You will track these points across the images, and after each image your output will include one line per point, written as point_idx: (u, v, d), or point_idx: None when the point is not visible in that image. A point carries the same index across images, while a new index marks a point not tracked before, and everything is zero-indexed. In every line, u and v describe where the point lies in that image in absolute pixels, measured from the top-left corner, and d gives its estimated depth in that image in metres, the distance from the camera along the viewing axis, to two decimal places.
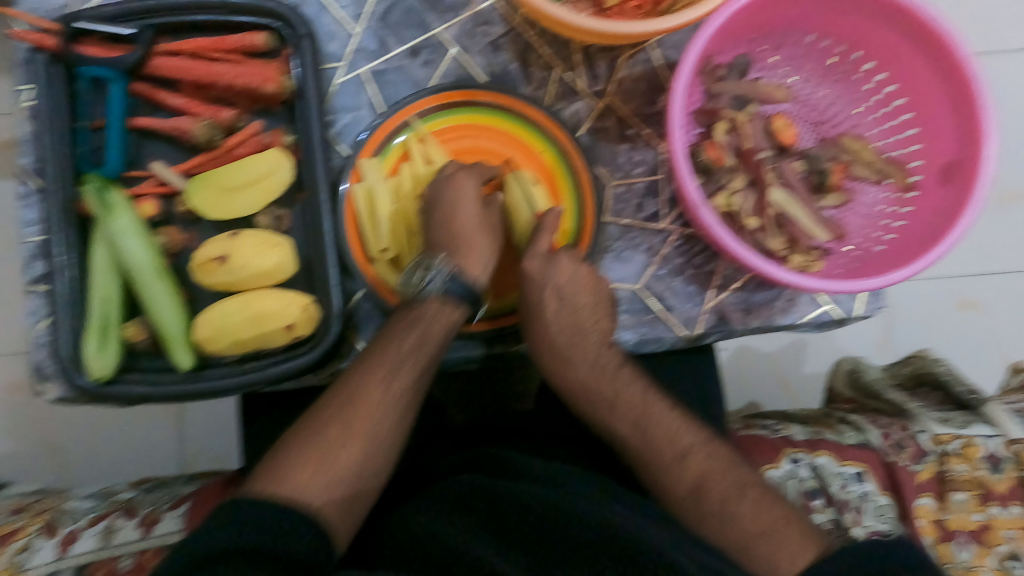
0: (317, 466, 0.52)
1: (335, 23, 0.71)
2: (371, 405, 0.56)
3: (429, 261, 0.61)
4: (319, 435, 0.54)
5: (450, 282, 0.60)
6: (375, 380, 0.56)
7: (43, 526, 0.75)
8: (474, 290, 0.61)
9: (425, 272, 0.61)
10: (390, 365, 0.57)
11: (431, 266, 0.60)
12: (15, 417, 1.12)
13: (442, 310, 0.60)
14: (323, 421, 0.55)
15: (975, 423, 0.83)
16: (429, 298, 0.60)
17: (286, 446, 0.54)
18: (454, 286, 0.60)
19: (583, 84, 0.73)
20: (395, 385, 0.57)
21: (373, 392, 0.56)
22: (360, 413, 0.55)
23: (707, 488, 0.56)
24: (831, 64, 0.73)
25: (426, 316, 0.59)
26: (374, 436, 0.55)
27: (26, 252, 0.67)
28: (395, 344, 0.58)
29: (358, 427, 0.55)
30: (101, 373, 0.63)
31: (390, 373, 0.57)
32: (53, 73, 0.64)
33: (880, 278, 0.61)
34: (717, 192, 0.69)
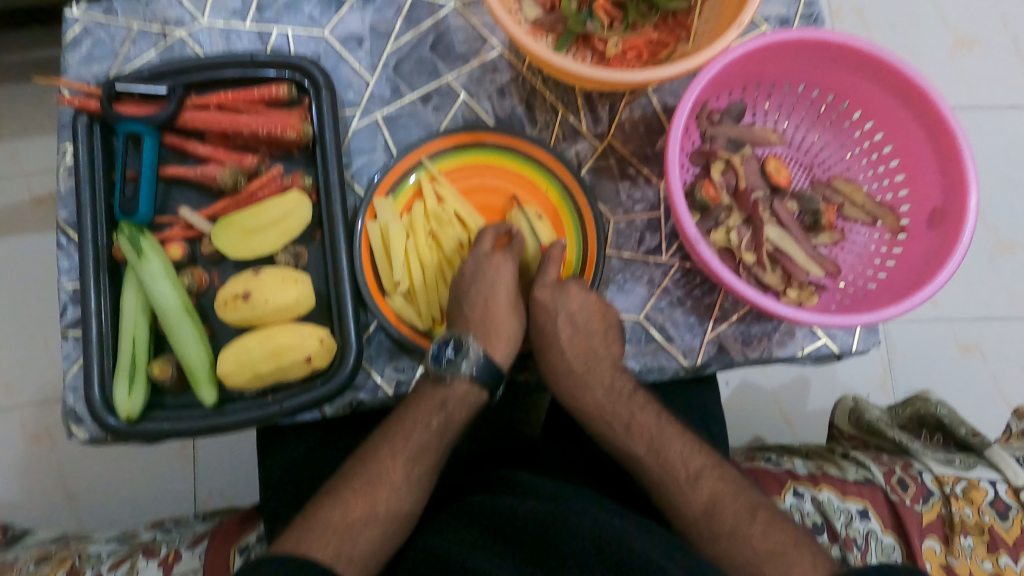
0: (341, 537, 0.56)
1: (352, 74, 0.77)
2: (393, 486, 0.60)
3: (463, 341, 0.64)
4: (345, 506, 0.58)
5: (480, 366, 0.63)
6: (400, 461, 0.61)
7: (68, 572, 0.76)
8: (500, 372, 0.65)
9: (457, 352, 0.63)
10: (415, 446, 0.61)
11: (464, 347, 0.63)
12: (36, 460, 1.14)
13: (469, 392, 0.63)
14: (348, 493, 0.59)
15: (976, 465, 0.85)
16: (459, 377, 0.63)
17: (314, 514, 0.58)
18: (483, 370, 0.64)
19: (585, 126, 0.77)
20: (416, 466, 0.61)
21: (397, 471, 0.60)
22: (384, 490, 0.59)
23: (719, 510, 0.58)
24: (821, 113, 0.77)
25: (454, 396, 0.63)
26: (394, 511, 0.59)
27: (62, 299, 0.71)
28: (421, 425, 0.62)
29: (382, 502, 0.59)
30: (129, 413, 0.65)
31: (413, 456, 0.61)
32: (92, 132, 0.70)
33: (873, 314, 0.63)
34: (714, 229, 0.72)
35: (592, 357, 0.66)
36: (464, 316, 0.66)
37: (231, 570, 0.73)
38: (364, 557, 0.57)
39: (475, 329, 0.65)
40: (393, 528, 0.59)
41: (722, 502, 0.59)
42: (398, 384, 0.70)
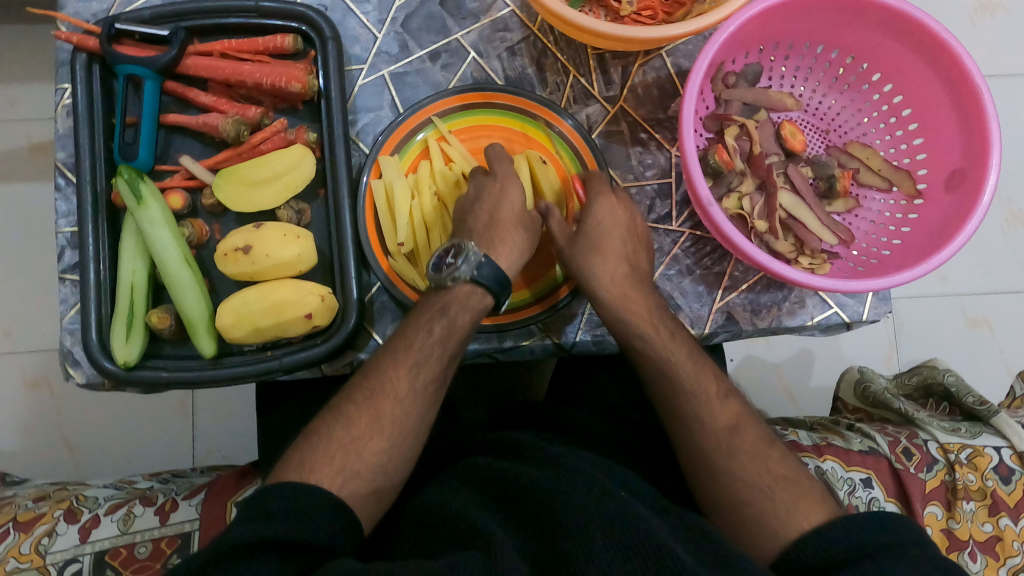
0: (344, 454, 0.54)
1: (359, 27, 0.75)
2: (397, 397, 0.57)
3: (461, 246, 0.60)
4: (347, 421, 0.56)
5: (480, 267, 0.59)
6: (403, 369, 0.57)
7: (65, 513, 0.77)
8: (502, 276, 0.61)
9: (456, 257, 0.60)
10: (417, 354, 0.58)
11: (462, 252, 0.60)
12: (33, 408, 1.14)
13: (471, 296, 0.60)
14: (351, 408, 0.57)
15: (982, 434, 0.86)
16: (458, 280, 0.59)
17: (316, 430, 0.56)
18: (484, 271, 0.60)
19: (597, 89, 0.75)
20: (423, 377, 0.58)
21: (400, 379, 0.57)
22: (386, 401, 0.56)
23: (742, 429, 0.59)
24: (838, 76, 0.76)
25: (454, 300, 0.59)
26: (400, 423, 0.56)
27: (60, 242, 0.71)
28: (422, 332, 0.59)
29: (385, 415, 0.56)
30: (126, 359, 0.65)
31: (417, 363, 0.58)
32: (91, 73, 0.69)
33: (886, 279, 0.63)
34: (726, 195, 0.70)
35: (610, 237, 0.65)
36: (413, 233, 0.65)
37: (226, 520, 0.74)
38: (371, 470, 0.54)
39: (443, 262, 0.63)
40: (399, 440, 0.56)
41: (745, 425, 0.59)
42: None
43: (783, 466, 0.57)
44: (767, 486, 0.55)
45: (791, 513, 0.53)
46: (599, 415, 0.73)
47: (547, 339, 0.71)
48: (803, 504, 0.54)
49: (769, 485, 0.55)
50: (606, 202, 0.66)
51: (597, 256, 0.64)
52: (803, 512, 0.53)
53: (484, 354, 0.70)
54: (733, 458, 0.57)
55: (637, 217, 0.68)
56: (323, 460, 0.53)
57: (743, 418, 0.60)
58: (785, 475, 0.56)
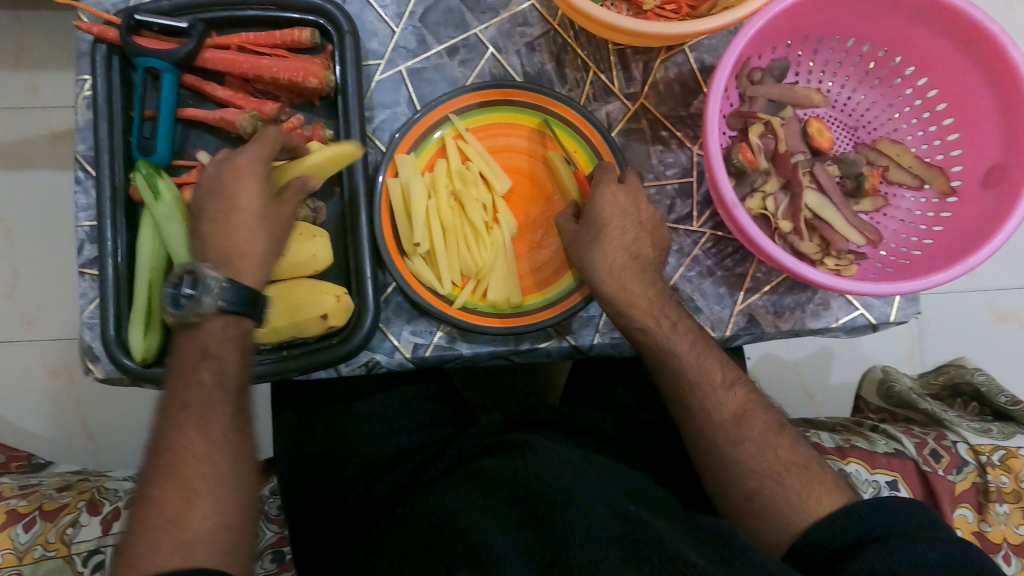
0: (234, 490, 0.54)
1: (376, 21, 0.73)
2: (195, 456, 0.54)
3: (198, 272, 0.58)
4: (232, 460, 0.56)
5: (226, 295, 0.58)
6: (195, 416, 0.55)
7: (87, 504, 0.79)
8: (251, 296, 0.59)
9: (194, 285, 0.58)
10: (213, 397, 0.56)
11: (199, 279, 0.58)
12: (57, 398, 1.16)
13: (223, 326, 0.58)
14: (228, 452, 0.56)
15: (1015, 434, 0.85)
16: (202, 313, 0.58)
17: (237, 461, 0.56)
18: (229, 297, 0.58)
19: (617, 85, 0.73)
20: (220, 423, 0.56)
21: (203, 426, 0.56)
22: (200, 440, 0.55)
23: (748, 417, 0.59)
24: (869, 70, 0.73)
25: (209, 334, 0.58)
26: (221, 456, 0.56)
27: (80, 236, 0.71)
28: (195, 373, 0.57)
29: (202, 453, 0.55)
30: (144, 354, 0.65)
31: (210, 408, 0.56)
32: (111, 64, 0.69)
33: (917, 282, 0.61)
34: (750, 195, 0.69)
35: (610, 226, 0.63)
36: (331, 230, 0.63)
37: None
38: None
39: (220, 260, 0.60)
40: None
41: (753, 414, 0.60)
42: (415, 347, 0.69)
43: (792, 453, 0.58)
44: (777, 474, 0.57)
45: (806, 500, 0.55)
46: (615, 417, 0.72)
47: (564, 340, 0.70)
48: (815, 489, 0.55)
49: (778, 472, 0.57)
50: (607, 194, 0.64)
51: (595, 247, 0.63)
52: (814, 499, 0.55)
53: (500, 356, 0.70)
54: (741, 447, 0.58)
55: (647, 203, 0.65)
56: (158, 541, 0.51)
57: (752, 406, 0.60)
58: (794, 462, 0.57)
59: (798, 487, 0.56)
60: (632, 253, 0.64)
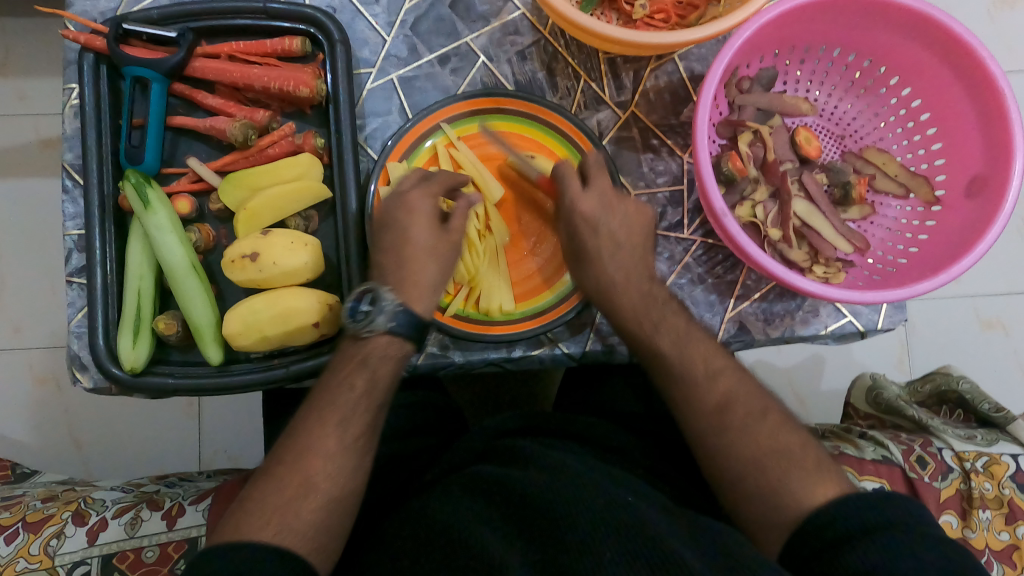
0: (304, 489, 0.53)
1: (368, 30, 0.74)
2: (326, 455, 0.54)
3: (377, 292, 0.59)
4: (277, 484, 0.53)
5: (396, 320, 0.59)
6: (330, 428, 0.55)
7: (74, 515, 0.77)
8: (420, 320, 0.60)
9: (371, 304, 0.59)
10: (344, 410, 0.56)
11: (378, 298, 0.59)
12: (43, 407, 1.15)
13: (389, 347, 0.59)
14: (283, 468, 0.54)
15: (998, 441, 0.85)
16: (375, 330, 0.58)
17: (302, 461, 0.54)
18: (400, 322, 0.59)
19: (608, 94, 0.74)
20: (349, 429, 0.55)
21: (328, 439, 0.55)
22: (314, 459, 0.54)
23: (732, 404, 0.56)
24: (855, 80, 0.75)
25: (373, 352, 0.58)
26: (332, 477, 0.54)
27: (68, 244, 0.71)
28: (344, 387, 0.57)
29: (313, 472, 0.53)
30: (133, 365, 0.64)
31: (344, 420, 0.55)
32: (99, 73, 0.68)
33: (904, 290, 0.61)
34: (739, 203, 0.69)
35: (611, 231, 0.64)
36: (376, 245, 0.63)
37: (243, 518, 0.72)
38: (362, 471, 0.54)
39: (390, 280, 0.61)
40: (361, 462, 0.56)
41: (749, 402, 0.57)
42: None
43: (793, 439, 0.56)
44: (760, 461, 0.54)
45: (803, 490, 0.51)
46: (607, 424, 0.72)
47: (556, 347, 0.70)
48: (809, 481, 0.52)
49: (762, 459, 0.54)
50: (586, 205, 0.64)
51: (585, 265, 0.64)
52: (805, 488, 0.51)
53: (492, 363, 0.70)
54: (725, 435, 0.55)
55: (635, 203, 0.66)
56: (258, 518, 0.51)
57: None
58: (775, 449, 0.54)
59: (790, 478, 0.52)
60: (628, 267, 0.63)
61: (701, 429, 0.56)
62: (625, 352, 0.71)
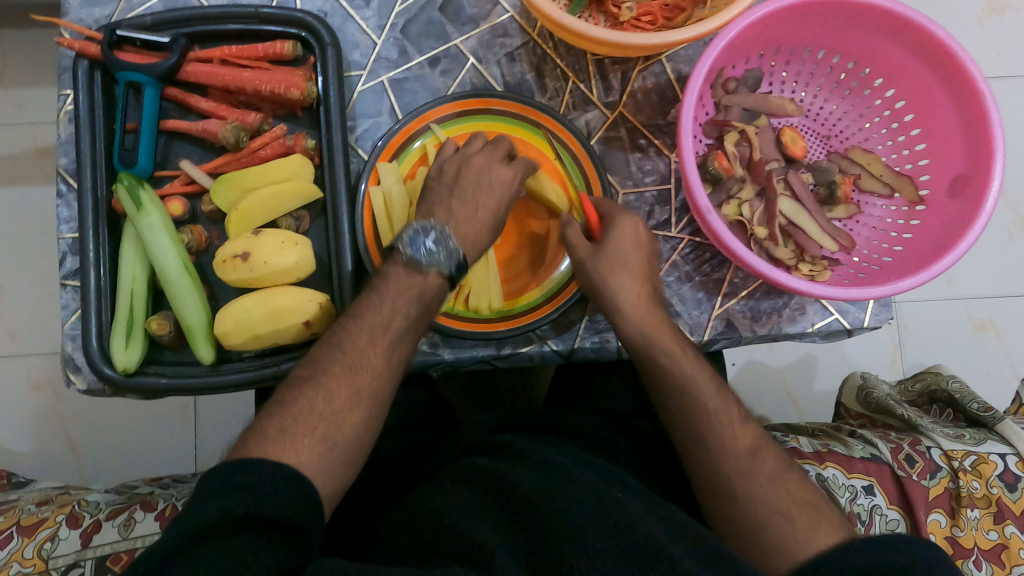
0: (325, 427, 0.52)
1: (358, 33, 0.75)
2: (375, 370, 0.56)
3: (440, 229, 0.60)
4: (328, 397, 0.53)
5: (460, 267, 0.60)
6: (381, 348, 0.56)
7: (67, 518, 0.78)
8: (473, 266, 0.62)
9: (432, 239, 0.59)
10: (394, 333, 0.57)
11: (440, 236, 0.60)
12: (38, 413, 1.15)
13: (441, 287, 0.60)
14: (328, 381, 0.54)
15: (987, 440, 0.85)
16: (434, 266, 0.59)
17: (294, 398, 0.53)
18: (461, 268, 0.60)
19: (596, 95, 0.75)
20: (396, 351, 0.57)
21: (378, 357, 0.56)
22: (366, 376, 0.55)
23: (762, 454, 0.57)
24: (840, 81, 0.76)
25: (429, 288, 0.59)
26: (377, 396, 0.55)
27: (62, 248, 0.71)
28: (400, 315, 0.58)
29: (363, 390, 0.54)
30: (126, 365, 0.65)
31: (394, 343, 0.57)
32: (93, 79, 0.69)
33: (887, 287, 0.62)
34: (726, 202, 0.70)
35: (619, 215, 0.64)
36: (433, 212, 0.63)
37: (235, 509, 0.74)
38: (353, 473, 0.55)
39: (453, 225, 0.61)
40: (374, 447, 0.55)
41: (765, 446, 0.57)
42: None
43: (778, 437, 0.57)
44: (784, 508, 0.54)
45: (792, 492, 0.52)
46: (599, 422, 0.72)
47: (545, 345, 0.71)
48: (820, 528, 0.52)
49: (787, 509, 0.53)
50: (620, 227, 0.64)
51: (614, 277, 0.62)
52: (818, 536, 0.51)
53: (482, 360, 0.70)
54: (753, 480, 0.55)
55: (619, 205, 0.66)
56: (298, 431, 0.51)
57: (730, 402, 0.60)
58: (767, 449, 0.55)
59: (804, 532, 0.52)
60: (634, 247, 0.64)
61: (725, 478, 0.56)
62: (613, 349, 0.72)
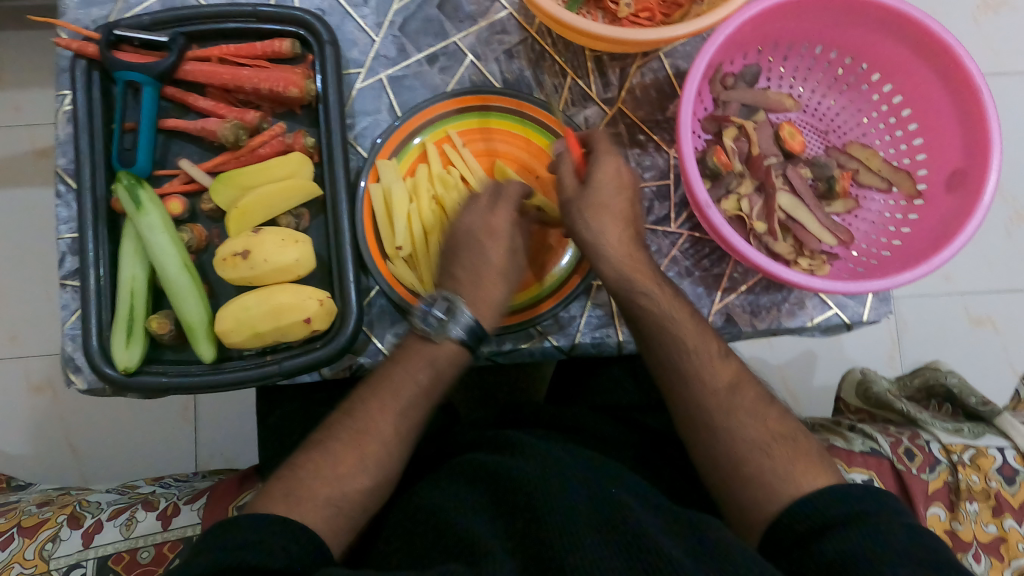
0: (331, 488, 0.55)
1: (357, 31, 0.75)
2: (382, 440, 0.58)
3: (456, 308, 0.61)
4: (335, 459, 0.56)
5: (471, 332, 0.61)
6: (391, 414, 0.59)
7: (69, 518, 0.78)
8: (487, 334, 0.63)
9: (449, 316, 0.61)
10: (405, 402, 0.59)
11: (457, 315, 0.61)
12: (38, 414, 1.15)
13: (456, 353, 0.62)
14: (337, 445, 0.57)
15: (985, 434, 0.87)
16: (445, 341, 0.61)
17: (299, 464, 0.57)
18: (473, 334, 0.62)
19: (595, 91, 0.75)
20: (405, 420, 0.59)
21: (388, 425, 0.58)
22: (373, 443, 0.57)
23: (745, 397, 0.58)
24: (837, 76, 0.76)
25: (441, 358, 0.61)
26: (386, 462, 0.58)
27: (61, 248, 0.71)
28: (410, 383, 0.60)
29: (371, 454, 0.57)
30: (127, 364, 0.65)
31: (404, 411, 0.59)
32: (91, 78, 0.69)
33: (886, 280, 0.63)
34: (725, 197, 0.70)
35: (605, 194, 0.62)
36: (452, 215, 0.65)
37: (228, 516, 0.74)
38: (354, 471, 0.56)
39: (466, 293, 0.63)
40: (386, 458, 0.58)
41: (745, 386, 0.59)
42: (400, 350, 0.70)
43: (780, 426, 0.57)
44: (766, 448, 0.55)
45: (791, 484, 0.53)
46: (600, 418, 0.72)
47: (546, 340, 0.71)
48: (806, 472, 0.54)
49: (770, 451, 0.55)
50: (607, 166, 0.62)
51: (600, 217, 0.62)
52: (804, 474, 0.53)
53: (483, 357, 0.71)
54: (732, 419, 0.57)
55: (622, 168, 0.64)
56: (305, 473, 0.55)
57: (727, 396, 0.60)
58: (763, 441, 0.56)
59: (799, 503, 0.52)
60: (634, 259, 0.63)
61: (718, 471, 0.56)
62: (613, 344, 0.72)
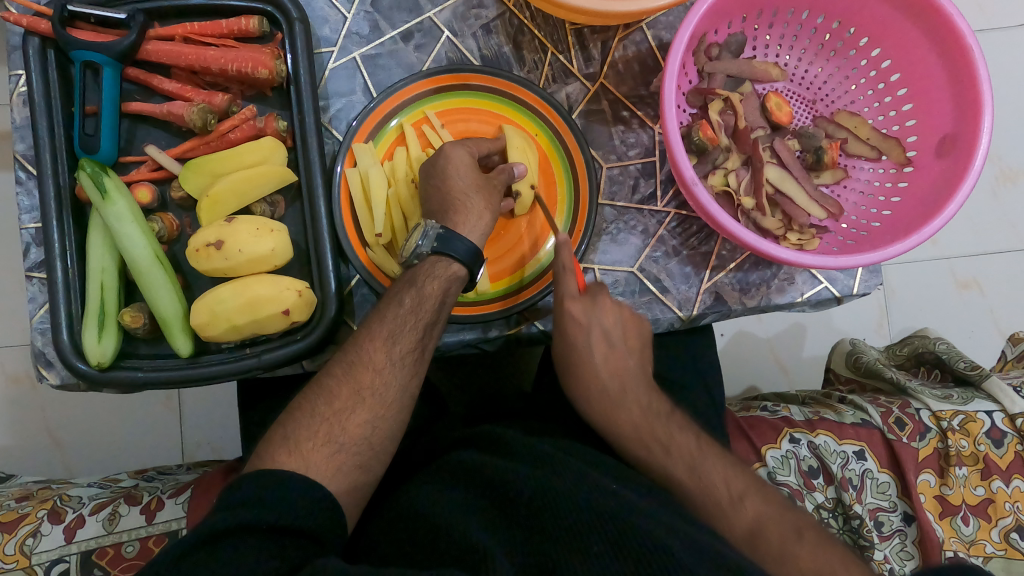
0: (329, 426, 0.55)
1: (326, 7, 0.71)
2: (376, 368, 0.57)
3: (420, 224, 0.61)
4: (329, 395, 0.56)
5: (442, 241, 0.60)
6: (379, 342, 0.58)
7: (49, 513, 0.76)
8: (474, 249, 0.61)
9: (416, 235, 0.61)
10: (392, 326, 0.58)
11: (421, 229, 0.60)
12: (16, 408, 1.13)
13: (436, 265, 0.60)
14: (332, 382, 0.57)
15: (974, 399, 0.85)
16: (423, 258, 0.61)
17: (298, 407, 0.57)
18: (449, 244, 0.60)
19: (577, 66, 0.72)
20: (397, 345, 0.58)
21: (378, 352, 0.57)
22: (366, 373, 0.57)
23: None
24: (824, 42, 0.74)
25: (423, 273, 0.60)
26: (381, 394, 0.57)
27: (25, 239, 0.69)
28: (394, 304, 0.59)
29: (366, 386, 0.56)
30: (100, 359, 0.63)
31: (392, 335, 0.58)
32: (46, 58, 0.66)
33: (877, 253, 0.61)
34: (711, 172, 0.69)
35: (593, 354, 0.62)
36: (427, 202, 0.63)
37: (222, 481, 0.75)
38: (356, 441, 0.55)
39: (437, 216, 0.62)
40: (383, 412, 0.57)
41: None
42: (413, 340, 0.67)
43: None
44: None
45: None
46: None
47: (532, 325, 0.69)
48: None
49: None
50: (571, 319, 0.62)
51: (578, 381, 0.63)
52: None
53: (469, 345, 0.69)
54: None
55: (627, 324, 0.64)
56: (306, 435, 0.54)
57: None
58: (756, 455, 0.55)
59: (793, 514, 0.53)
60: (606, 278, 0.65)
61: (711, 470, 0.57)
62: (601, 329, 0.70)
